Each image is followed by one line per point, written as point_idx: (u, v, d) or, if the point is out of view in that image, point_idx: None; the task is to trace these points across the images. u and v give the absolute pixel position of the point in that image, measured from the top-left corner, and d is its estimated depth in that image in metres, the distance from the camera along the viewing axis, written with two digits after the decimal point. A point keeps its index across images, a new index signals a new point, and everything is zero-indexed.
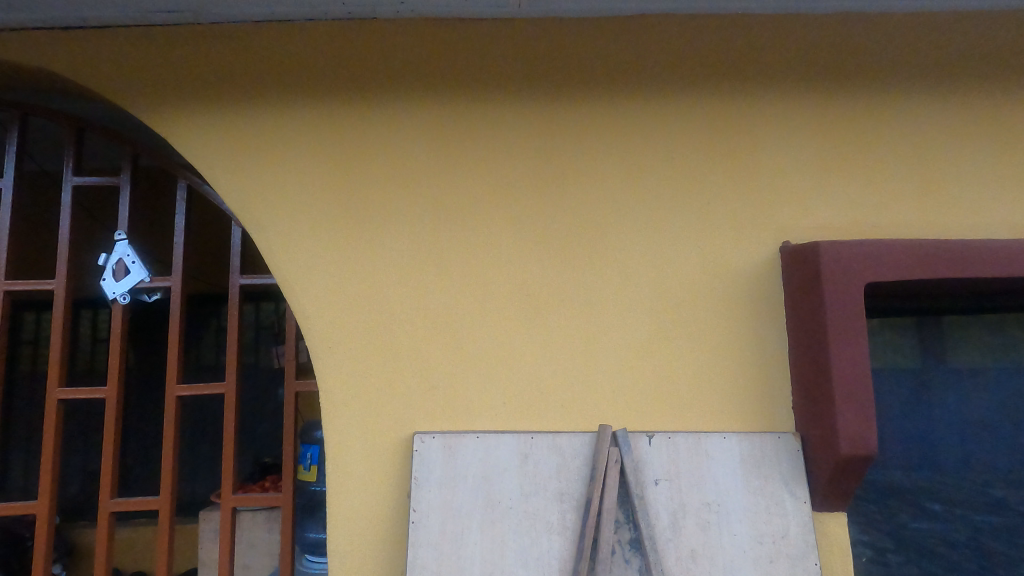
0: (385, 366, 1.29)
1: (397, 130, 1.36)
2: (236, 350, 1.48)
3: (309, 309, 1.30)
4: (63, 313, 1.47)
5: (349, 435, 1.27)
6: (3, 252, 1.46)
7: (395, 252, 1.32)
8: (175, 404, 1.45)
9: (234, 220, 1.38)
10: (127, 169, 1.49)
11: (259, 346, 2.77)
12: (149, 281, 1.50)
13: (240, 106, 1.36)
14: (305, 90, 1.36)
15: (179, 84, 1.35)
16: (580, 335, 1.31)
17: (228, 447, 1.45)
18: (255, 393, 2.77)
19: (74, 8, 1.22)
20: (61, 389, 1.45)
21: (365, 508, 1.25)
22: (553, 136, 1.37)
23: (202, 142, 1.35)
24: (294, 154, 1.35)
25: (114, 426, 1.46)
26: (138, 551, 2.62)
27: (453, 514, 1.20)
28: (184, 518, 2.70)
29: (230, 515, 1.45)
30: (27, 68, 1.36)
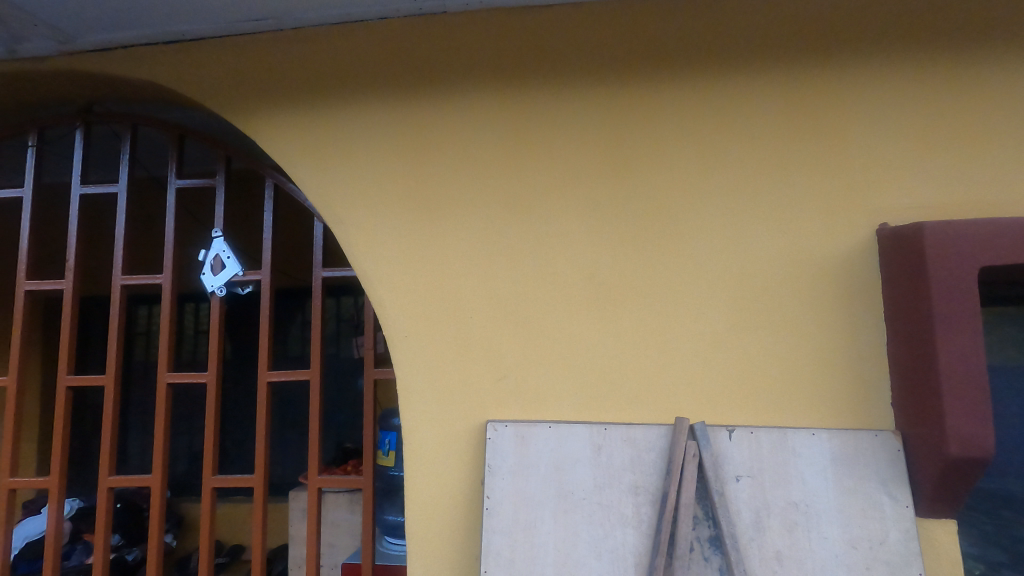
0: (457, 355, 1.32)
1: (467, 123, 1.37)
2: (319, 339, 1.56)
3: (385, 300, 1.35)
4: (169, 304, 1.61)
5: (424, 421, 1.30)
6: (120, 250, 1.63)
7: (466, 243, 1.34)
8: (266, 388, 1.55)
9: (316, 216, 1.45)
10: (221, 171, 1.61)
11: (340, 339, 2.91)
12: (242, 274, 1.61)
13: (317, 105, 1.42)
14: (379, 89, 1.41)
15: (262, 87, 1.44)
16: (654, 326, 1.27)
17: (314, 430, 1.54)
18: (336, 383, 2.92)
19: (175, 22, 1.35)
20: (169, 374, 1.60)
21: (439, 493, 1.29)
22: (624, 123, 1.33)
23: (285, 141, 1.43)
24: (370, 151, 1.40)
25: (214, 408, 1.58)
26: (236, 526, 2.83)
27: (526, 503, 1.21)
28: (275, 498, 2.89)
29: (316, 495, 1.53)
30: (136, 81, 1.50)
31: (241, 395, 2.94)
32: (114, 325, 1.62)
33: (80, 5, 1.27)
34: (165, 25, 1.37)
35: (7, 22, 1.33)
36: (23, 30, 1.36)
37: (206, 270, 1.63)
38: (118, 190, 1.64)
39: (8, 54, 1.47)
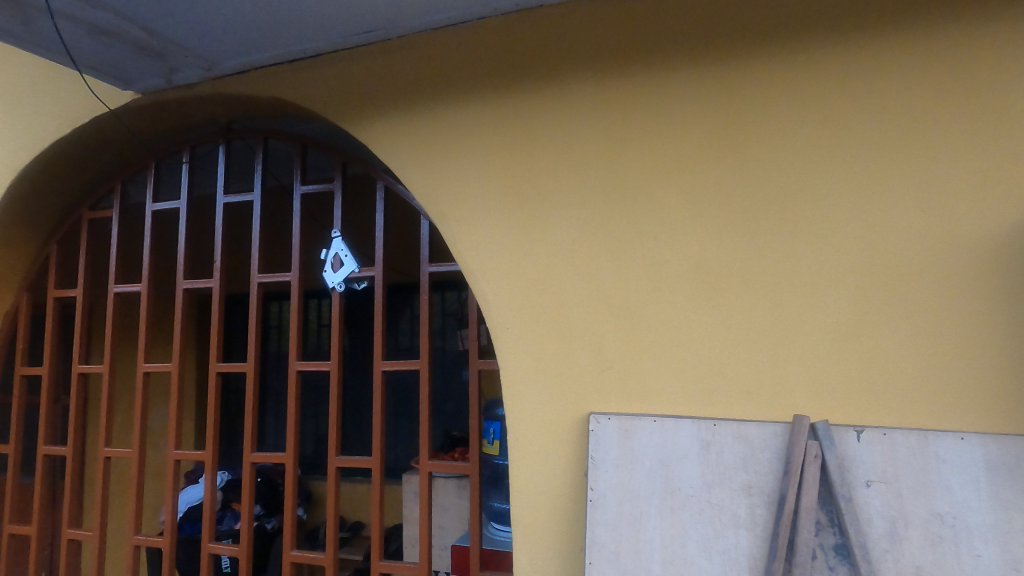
0: (559, 346, 1.33)
1: (567, 116, 1.37)
2: (428, 331, 1.65)
3: (488, 292, 1.39)
4: (298, 299, 1.77)
5: (527, 412, 1.33)
6: (257, 252, 1.82)
7: (567, 235, 1.34)
8: (381, 376, 1.67)
9: (423, 214, 1.53)
10: (339, 176, 1.74)
11: (446, 332, 3.04)
12: (358, 271, 1.73)
13: (423, 108, 1.49)
14: (480, 87, 1.44)
15: (373, 95, 1.54)
16: (767, 317, 1.20)
17: (424, 418, 1.62)
18: (443, 374, 3.05)
19: (299, 41, 1.49)
20: (299, 362, 1.77)
21: (543, 482, 1.31)
22: (732, 103, 1.26)
23: (394, 144, 1.52)
24: (472, 150, 1.44)
25: (337, 394, 1.72)
26: (357, 503, 3.07)
27: (630, 497, 1.19)
28: (391, 479, 3.10)
29: (428, 478, 1.62)
30: (267, 98, 1.66)
31: (359, 383, 3.17)
32: (254, 318, 1.81)
33: (221, 35, 1.44)
34: (289, 45, 1.51)
35: (166, 55, 1.53)
36: (177, 61, 1.57)
37: (328, 268, 1.78)
38: (254, 198, 1.84)
39: (166, 84, 1.70)
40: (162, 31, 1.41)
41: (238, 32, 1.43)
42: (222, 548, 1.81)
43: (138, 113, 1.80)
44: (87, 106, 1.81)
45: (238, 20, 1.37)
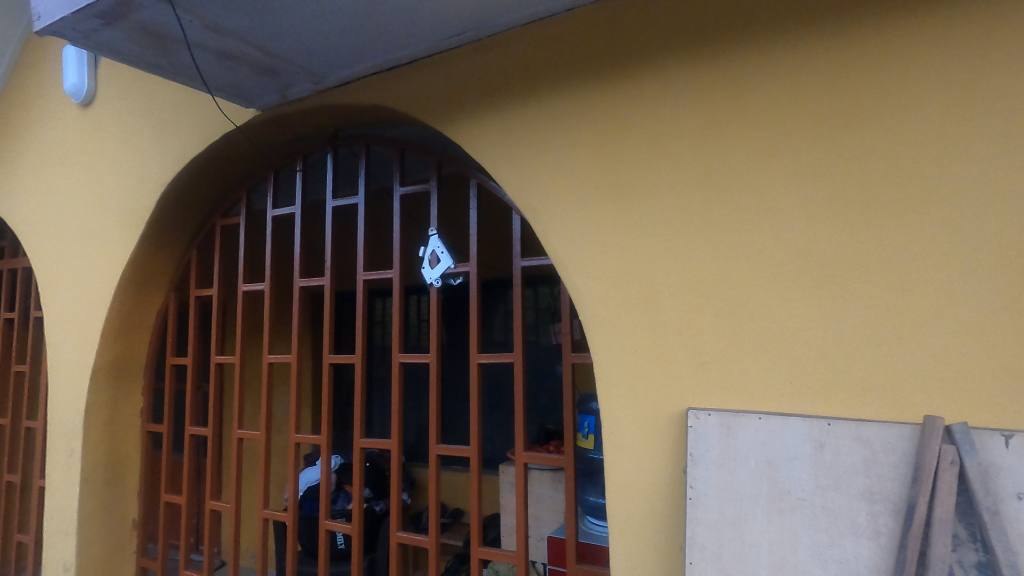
0: (654, 340, 1.29)
1: (660, 102, 1.33)
2: (521, 325, 1.67)
3: (581, 286, 1.39)
4: (399, 295, 1.87)
5: (622, 406, 1.31)
6: (362, 251, 1.94)
7: (661, 224, 1.30)
8: (477, 369, 1.72)
9: (515, 209, 1.55)
10: (434, 176, 1.81)
11: (539, 326, 3.07)
12: (453, 267, 1.80)
13: (512, 104, 1.52)
14: (570, 79, 1.44)
15: (464, 96, 1.59)
16: (889, 307, 1.09)
17: (519, 410, 1.65)
18: (536, 368, 3.08)
19: (395, 49, 1.57)
20: (401, 354, 1.87)
21: (640, 477, 1.29)
22: (845, 73, 1.15)
23: (485, 142, 1.55)
24: (562, 143, 1.44)
25: (436, 385, 1.80)
26: (457, 491, 3.19)
27: (733, 497, 1.14)
28: (488, 470, 3.18)
29: (523, 470, 1.65)
30: (367, 105, 1.77)
31: (457, 376, 3.29)
32: (360, 313, 1.94)
33: (328, 50, 1.56)
34: (386, 54, 1.60)
35: (281, 73, 1.68)
36: (290, 77, 1.71)
37: (425, 264, 1.86)
38: (358, 201, 1.96)
39: (281, 99, 1.86)
40: (277, 51, 1.55)
41: (342, 46, 1.53)
42: (336, 525, 1.96)
43: (259, 128, 1.99)
44: (218, 124, 2.03)
45: (342, 34, 1.47)
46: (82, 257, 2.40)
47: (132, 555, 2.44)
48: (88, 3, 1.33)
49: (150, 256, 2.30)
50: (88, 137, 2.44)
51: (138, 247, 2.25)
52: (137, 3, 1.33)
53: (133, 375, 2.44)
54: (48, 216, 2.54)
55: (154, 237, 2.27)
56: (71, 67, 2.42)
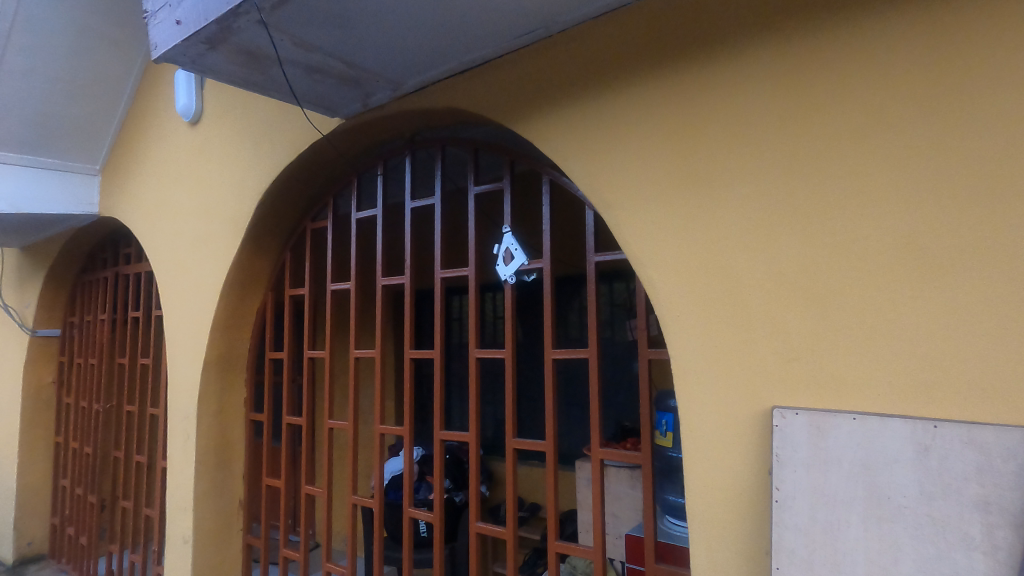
0: (734, 335, 1.24)
1: (739, 87, 1.27)
2: (595, 320, 1.66)
3: (657, 280, 1.37)
4: (474, 291, 1.92)
5: (702, 402, 1.28)
6: (439, 249, 2.01)
7: (742, 215, 1.25)
8: (552, 363, 1.73)
9: (589, 204, 1.55)
10: (507, 174, 1.84)
11: (615, 322, 3.04)
12: (527, 263, 1.82)
13: (585, 99, 1.51)
14: (643, 70, 1.41)
15: (536, 94, 1.60)
16: (1006, 297, 0.98)
17: (595, 405, 1.64)
18: (612, 364, 3.05)
19: (468, 52, 1.61)
20: (477, 350, 1.92)
21: (721, 477, 1.24)
22: (949, 45, 1.05)
23: (557, 138, 1.56)
24: (636, 136, 1.42)
25: (512, 380, 1.82)
26: (534, 485, 3.22)
27: (825, 501, 1.08)
28: (564, 466, 3.19)
29: (600, 466, 1.64)
30: (443, 107, 1.83)
31: (533, 372, 3.32)
32: (438, 309, 2.00)
33: (405, 57, 1.63)
34: (460, 57, 1.64)
35: (363, 83, 1.78)
36: (371, 86, 1.80)
37: (500, 261, 1.90)
38: (436, 202, 2.03)
39: (363, 107, 1.95)
40: (359, 62, 1.64)
41: (419, 53, 1.60)
42: (419, 514, 2.05)
43: (343, 136, 2.11)
44: (307, 135, 2.17)
45: (418, 42, 1.53)
46: (194, 261, 2.66)
47: (240, 532, 2.67)
48: (196, 30, 1.47)
49: (250, 260, 2.51)
50: (197, 152, 2.69)
51: (240, 251, 2.45)
52: (236, 27, 1.45)
53: (237, 368, 2.67)
54: (165, 225, 2.83)
55: (253, 242, 2.47)
56: (183, 90, 2.68)
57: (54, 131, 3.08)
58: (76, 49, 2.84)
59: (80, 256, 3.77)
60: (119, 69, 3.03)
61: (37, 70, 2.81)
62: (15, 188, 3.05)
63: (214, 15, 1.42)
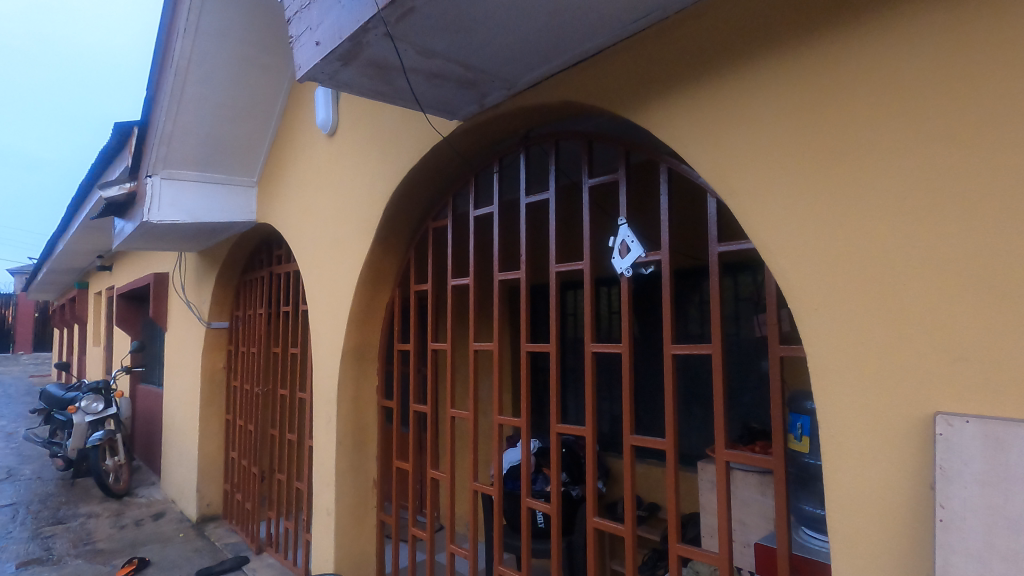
0: (884, 331, 1.11)
1: (886, 52, 1.13)
2: (719, 314, 1.56)
3: (790, 270, 1.26)
4: (589, 285, 1.90)
5: (846, 405, 1.16)
6: (554, 244, 2.02)
7: (893, 195, 1.11)
8: (671, 360, 1.66)
9: (712, 191, 1.46)
10: (622, 165, 1.80)
11: (740, 318, 2.86)
12: (644, 256, 1.76)
13: (706, 80, 1.43)
14: (771, 44, 1.30)
15: (652, 79, 1.55)
16: None
17: (719, 405, 1.55)
18: (738, 362, 2.87)
19: (581, 44, 1.60)
20: (593, 344, 1.90)
21: (869, 489, 1.12)
22: None
23: (675, 124, 1.50)
24: (766, 114, 1.31)
25: (628, 376, 1.78)
26: (653, 485, 3.12)
27: (1004, 525, 0.93)
28: (685, 467, 3.06)
29: (725, 468, 1.55)
30: (556, 101, 1.82)
31: (651, 368, 3.22)
32: (553, 303, 2.02)
33: (519, 55, 1.66)
34: (572, 49, 1.63)
35: (479, 84, 1.84)
36: (487, 86, 1.86)
37: (616, 254, 1.86)
38: (549, 197, 2.04)
39: (479, 108, 2.02)
40: (475, 63, 1.70)
41: (532, 49, 1.62)
42: (536, 504, 2.08)
43: (462, 137, 2.19)
44: (429, 138, 2.29)
45: (531, 38, 1.55)
46: (332, 260, 2.93)
47: (374, 510, 2.90)
48: (332, 49, 1.62)
49: (379, 258, 2.71)
50: (334, 161, 2.95)
51: (371, 251, 2.66)
52: (366, 42, 1.57)
53: (369, 358, 2.89)
54: (309, 228, 3.15)
55: (382, 242, 2.67)
56: (321, 105, 2.96)
57: (219, 151, 3.55)
58: (236, 75, 3.31)
59: (242, 258, 4.32)
60: (268, 92, 3.42)
61: (207, 97, 3.32)
62: (193, 201, 3.58)
63: (347, 32, 1.54)
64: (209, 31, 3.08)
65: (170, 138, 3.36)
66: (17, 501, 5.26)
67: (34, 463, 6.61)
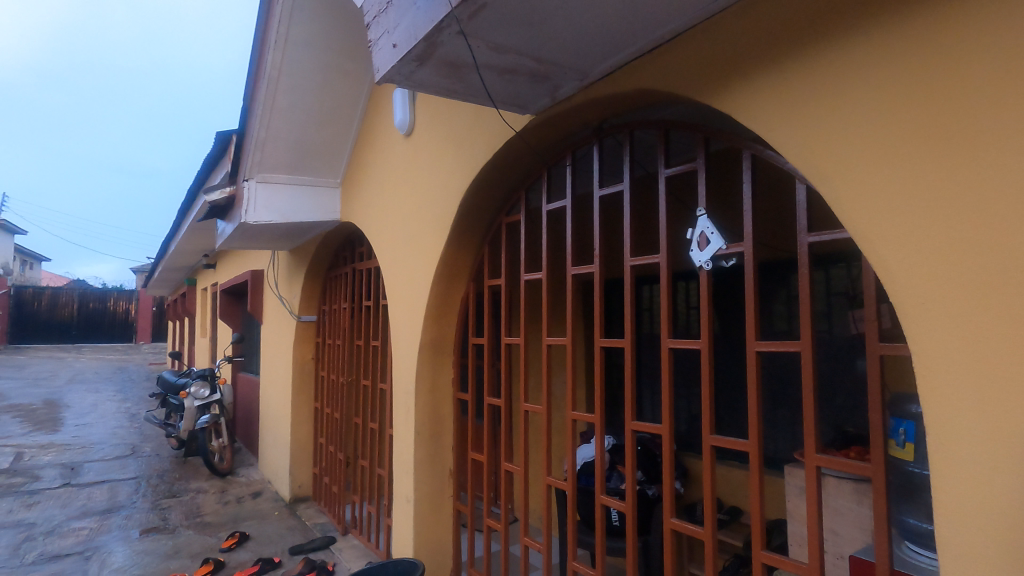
0: (1006, 329, 0.99)
1: (1010, 13, 1.00)
2: (810, 309, 1.45)
3: (893, 262, 1.15)
4: (666, 278, 1.83)
5: (960, 412, 1.05)
6: (629, 237, 1.97)
7: (1017, 177, 0.99)
8: (755, 357, 1.57)
9: (802, 177, 1.37)
10: (701, 154, 1.72)
11: (833, 314, 2.68)
12: (725, 247, 1.68)
13: (795, 58, 1.33)
14: (869, 15, 1.19)
15: (735, 61, 1.46)
16: None
17: (809, 405, 1.45)
18: (830, 361, 2.68)
19: (657, 29, 1.55)
20: (671, 339, 1.83)
21: (988, 507, 1.00)
22: None
23: (760, 107, 1.41)
24: (865, 92, 1.21)
25: (708, 372, 1.71)
26: (735, 488, 2.99)
27: None
28: (770, 470, 2.90)
29: (816, 474, 1.44)
30: (631, 89, 1.77)
31: (732, 366, 3.08)
32: (629, 297, 1.97)
33: (592, 45, 1.63)
34: (648, 35, 1.58)
35: (551, 77, 1.82)
36: (560, 78, 1.84)
37: (695, 246, 1.79)
38: (624, 188, 2.00)
39: (552, 101, 2.00)
40: (547, 56, 1.68)
41: (605, 37, 1.58)
42: (611, 502, 2.05)
43: (534, 131, 2.19)
44: (502, 134, 2.31)
45: (605, 26, 1.52)
46: (410, 256, 3.02)
47: (450, 499, 2.98)
48: (409, 49, 1.66)
49: (454, 254, 2.77)
50: (411, 159, 3.05)
51: (447, 246, 2.72)
52: (440, 41, 1.60)
53: (446, 351, 2.97)
54: (388, 226, 3.28)
55: (457, 238, 2.72)
56: (398, 105, 3.06)
57: (307, 155, 3.77)
58: (321, 82, 3.50)
59: (328, 256, 4.56)
60: (351, 96, 3.59)
61: (296, 103, 3.53)
62: (284, 203, 3.81)
63: (422, 32, 1.58)
64: (298, 41, 3.28)
65: (263, 143, 3.61)
66: (139, 475, 5.88)
67: (153, 441, 7.36)
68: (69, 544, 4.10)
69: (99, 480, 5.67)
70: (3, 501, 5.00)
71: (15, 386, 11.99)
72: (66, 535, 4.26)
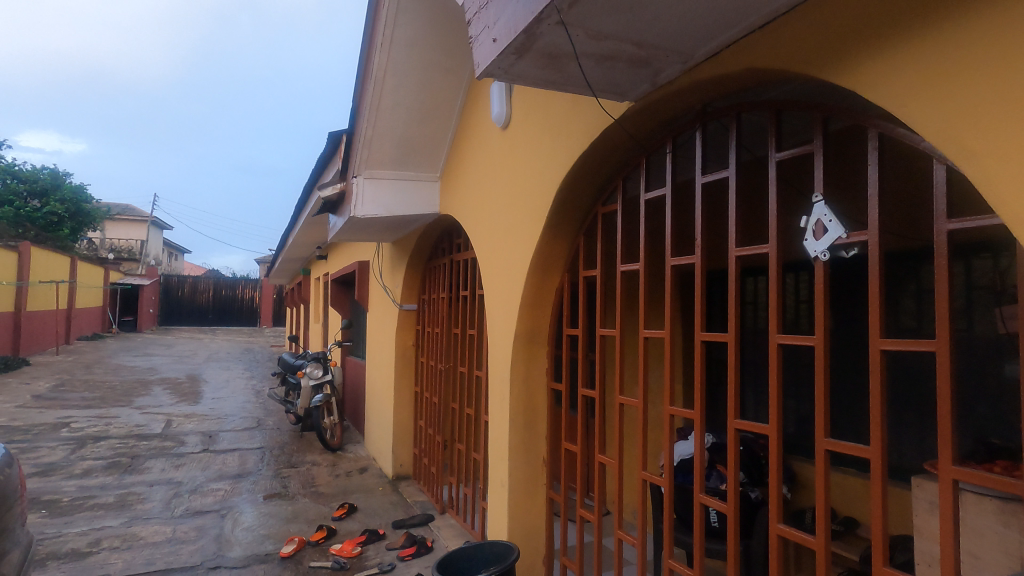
0: None
1: None
2: (946, 304, 1.30)
3: None
4: (776, 270, 1.72)
5: None
6: (736, 226, 1.85)
7: None
8: (879, 356, 1.43)
9: (941, 159, 1.22)
10: (818, 135, 1.59)
11: (974, 310, 2.38)
12: (845, 236, 1.54)
13: (928, 27, 1.20)
14: None
15: (857, 33, 1.34)
16: None
17: (946, 413, 1.30)
18: (970, 364, 2.38)
19: (767, 3, 1.45)
20: (780, 335, 1.72)
21: None
22: None
23: (887, 83, 1.28)
24: (1012, 61, 1.06)
25: (823, 372, 1.58)
26: (851, 496, 2.76)
27: None
28: (894, 480, 2.66)
29: (953, 489, 1.29)
30: (740, 70, 1.67)
31: (851, 364, 2.83)
32: (733, 289, 1.87)
33: (695, 25, 1.56)
34: (757, 11, 1.49)
35: (653, 62, 1.77)
36: (661, 63, 1.77)
37: (809, 236, 1.65)
38: (729, 174, 1.88)
39: (652, 87, 1.93)
40: (648, 40, 1.64)
41: (709, 16, 1.51)
42: (711, 501, 1.96)
43: (634, 116, 2.12)
44: (600, 122, 2.27)
45: (710, 4, 1.45)
46: (506, 247, 3.08)
47: (543, 487, 3.02)
48: (509, 43, 1.68)
49: (549, 244, 2.78)
50: (507, 151, 3.10)
51: (542, 236, 2.74)
52: (540, 33, 1.61)
53: (539, 340, 3.00)
54: (485, 219, 3.35)
55: (552, 228, 2.72)
56: (495, 99, 3.12)
57: (410, 151, 3.94)
58: (423, 80, 3.65)
59: (427, 247, 4.74)
60: (450, 92, 3.71)
61: (400, 102, 3.71)
62: (389, 197, 4.03)
63: (522, 25, 1.59)
64: (402, 43, 3.44)
65: (371, 142, 3.83)
66: (263, 445, 6.53)
67: (275, 416, 8.13)
68: (208, 502, 4.67)
69: (231, 448, 6.37)
70: (158, 461, 5.78)
71: (165, 362, 13.82)
72: (206, 494, 4.85)
